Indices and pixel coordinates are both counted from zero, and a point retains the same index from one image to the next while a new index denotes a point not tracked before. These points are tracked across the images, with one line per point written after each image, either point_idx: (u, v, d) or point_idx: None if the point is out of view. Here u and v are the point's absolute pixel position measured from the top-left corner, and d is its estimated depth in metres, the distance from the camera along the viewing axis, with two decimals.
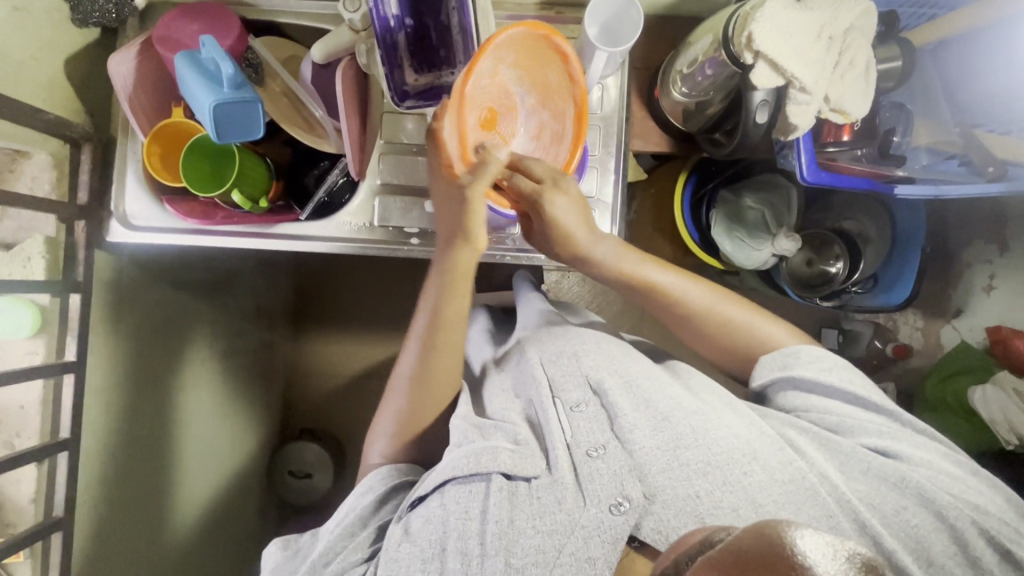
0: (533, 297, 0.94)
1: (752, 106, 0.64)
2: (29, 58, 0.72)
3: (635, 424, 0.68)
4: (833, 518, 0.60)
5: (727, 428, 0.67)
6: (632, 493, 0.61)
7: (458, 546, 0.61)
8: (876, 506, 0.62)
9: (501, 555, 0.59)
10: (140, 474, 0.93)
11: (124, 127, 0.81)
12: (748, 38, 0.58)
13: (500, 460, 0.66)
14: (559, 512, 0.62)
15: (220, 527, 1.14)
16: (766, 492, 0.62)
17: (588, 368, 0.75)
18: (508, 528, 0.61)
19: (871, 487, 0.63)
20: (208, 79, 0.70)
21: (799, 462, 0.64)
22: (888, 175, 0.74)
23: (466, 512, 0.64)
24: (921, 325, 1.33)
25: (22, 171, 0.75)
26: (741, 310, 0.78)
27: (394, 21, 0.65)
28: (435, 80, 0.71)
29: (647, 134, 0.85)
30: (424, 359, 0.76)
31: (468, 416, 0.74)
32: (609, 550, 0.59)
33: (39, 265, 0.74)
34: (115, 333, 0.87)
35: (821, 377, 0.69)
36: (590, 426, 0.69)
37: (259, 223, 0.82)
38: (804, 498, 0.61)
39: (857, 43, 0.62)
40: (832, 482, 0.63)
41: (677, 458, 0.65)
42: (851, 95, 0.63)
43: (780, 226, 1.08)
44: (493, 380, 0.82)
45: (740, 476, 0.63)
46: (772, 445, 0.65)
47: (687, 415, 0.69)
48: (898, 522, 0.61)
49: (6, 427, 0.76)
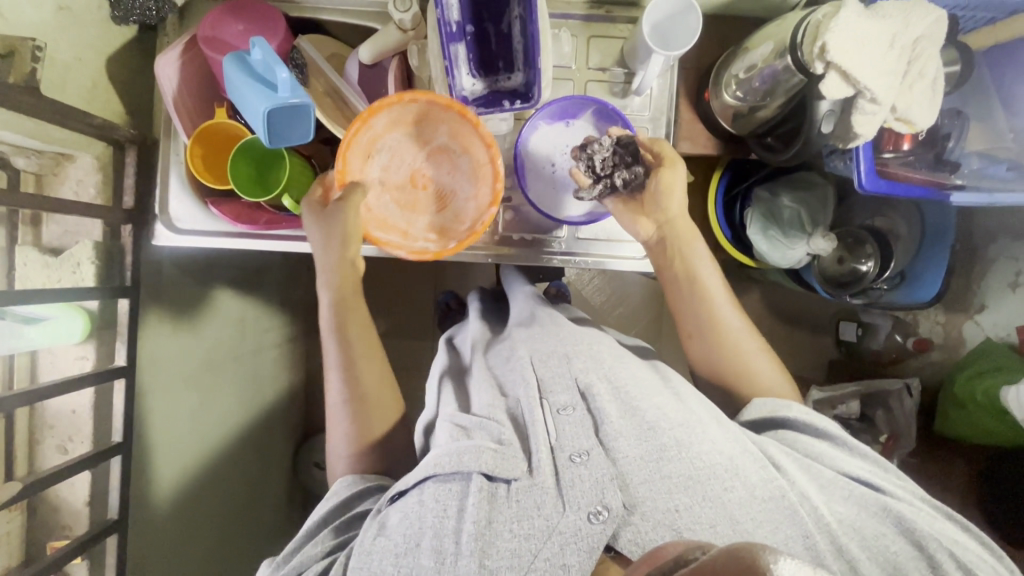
0: (522, 287, 0.93)
1: (818, 117, 0.63)
2: (74, 59, 0.70)
3: (620, 431, 0.63)
4: (810, 538, 0.56)
5: (712, 441, 0.62)
6: (612, 502, 0.56)
7: (433, 545, 0.55)
8: (858, 531, 0.59)
9: (476, 556, 0.53)
10: (148, 454, 0.86)
11: (166, 128, 0.79)
12: (821, 48, 0.58)
13: (482, 460, 0.59)
14: (537, 517, 0.56)
15: (214, 495, 1.00)
16: (744, 509, 0.57)
17: (577, 371, 0.71)
18: (485, 529, 0.55)
19: (853, 511, 0.60)
20: (264, 85, 0.68)
21: (780, 481, 0.60)
22: (944, 183, 0.75)
23: (444, 511, 0.57)
24: (942, 320, 1.32)
25: (68, 175, 0.74)
26: (735, 317, 0.77)
27: (456, 28, 0.64)
28: (493, 85, 0.69)
29: (695, 137, 0.84)
30: (353, 381, 0.76)
31: (452, 416, 0.68)
32: (584, 559, 0.53)
33: (89, 271, 0.74)
34: (155, 334, 0.85)
35: (811, 419, 0.69)
36: (575, 430, 0.64)
37: (305, 228, 0.81)
38: (782, 517, 0.57)
39: (926, 52, 0.61)
40: (812, 503, 0.59)
41: (660, 470, 0.60)
42: (918, 108, 0.63)
43: (815, 226, 1.08)
44: (478, 369, 0.75)
45: (720, 493, 0.58)
46: (755, 462, 0.61)
47: (672, 425, 0.64)
48: (878, 548, 0.58)
49: (59, 431, 0.77)
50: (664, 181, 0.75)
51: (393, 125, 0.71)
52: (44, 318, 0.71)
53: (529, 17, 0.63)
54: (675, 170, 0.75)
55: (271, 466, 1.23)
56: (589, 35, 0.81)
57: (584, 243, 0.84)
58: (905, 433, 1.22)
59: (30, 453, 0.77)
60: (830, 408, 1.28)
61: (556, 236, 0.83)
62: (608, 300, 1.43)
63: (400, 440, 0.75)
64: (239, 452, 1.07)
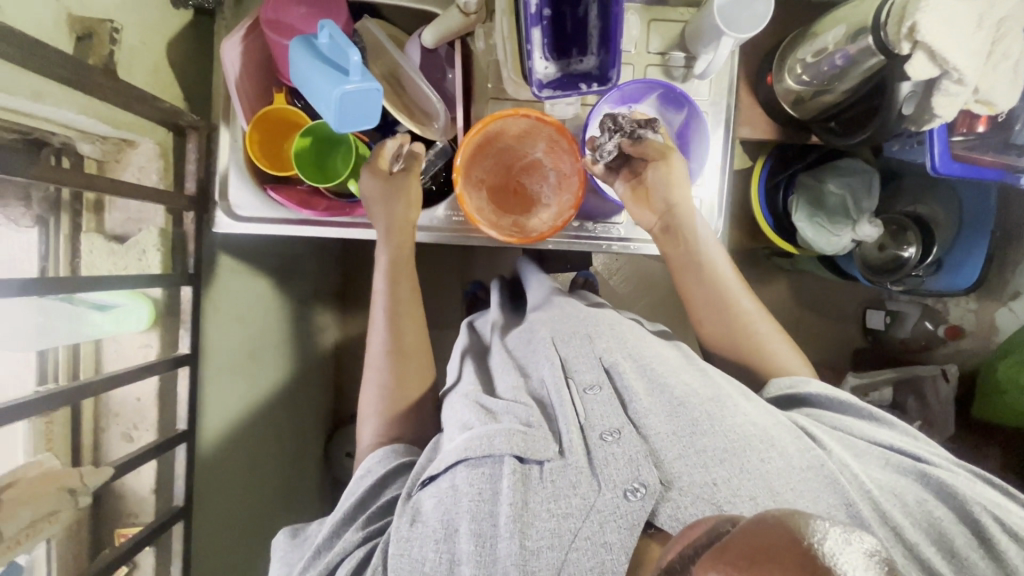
0: (542, 278, 0.92)
1: (900, 97, 0.66)
2: (140, 42, 0.70)
3: (650, 409, 0.62)
4: (852, 506, 0.52)
5: (743, 414, 0.61)
6: (648, 479, 0.54)
7: (472, 528, 0.54)
8: (900, 497, 0.55)
9: (515, 537, 0.52)
10: (204, 443, 0.85)
11: (224, 111, 0.78)
12: (911, 28, 0.58)
13: (513, 442, 0.58)
14: (574, 496, 0.55)
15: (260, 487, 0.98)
16: (784, 480, 0.54)
17: (601, 351, 0.70)
18: (523, 510, 0.54)
19: (890, 478, 0.57)
20: (333, 68, 0.67)
21: (818, 450, 0.57)
22: (1013, 166, 0.73)
23: (479, 494, 0.56)
24: (975, 307, 1.33)
25: (130, 161, 0.74)
26: (751, 303, 0.77)
27: (536, 10, 0.64)
28: (566, 68, 0.68)
29: (754, 121, 0.83)
30: (391, 329, 0.76)
31: (478, 396, 0.67)
32: (626, 535, 0.51)
33: (155, 259, 0.75)
34: (211, 323, 0.85)
35: (834, 393, 0.66)
36: (604, 409, 0.62)
37: (367, 214, 0.81)
38: (822, 486, 0.54)
39: (1011, 32, 0.61)
40: (852, 470, 0.56)
41: (694, 444, 0.58)
42: (1002, 86, 0.62)
43: (860, 212, 1.07)
44: (499, 356, 0.76)
45: (757, 463, 0.56)
46: (789, 434, 0.59)
47: (704, 400, 0.62)
48: (922, 514, 0.54)
49: (124, 419, 0.77)
50: (665, 174, 0.74)
51: (502, 134, 0.78)
52: (113, 306, 0.71)
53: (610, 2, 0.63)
54: (672, 164, 0.74)
55: (309, 456, 1.23)
56: (650, 19, 0.81)
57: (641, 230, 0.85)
58: (940, 421, 1.23)
59: (96, 441, 0.76)
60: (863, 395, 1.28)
61: (614, 223, 0.84)
62: (638, 290, 1.42)
63: None
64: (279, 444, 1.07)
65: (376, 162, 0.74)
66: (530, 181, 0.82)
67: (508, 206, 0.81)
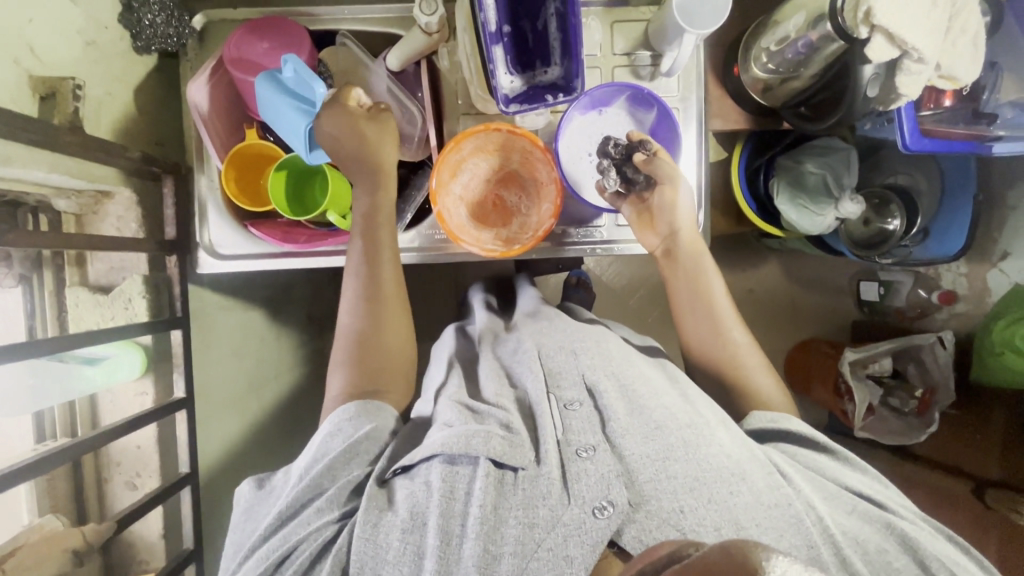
0: (530, 290, 0.96)
1: (864, 80, 0.65)
2: (106, 94, 0.70)
3: (626, 429, 0.61)
4: (815, 548, 0.54)
5: (718, 444, 0.60)
6: (617, 497, 0.54)
7: (441, 524, 0.54)
8: (861, 543, 0.57)
9: (480, 541, 0.52)
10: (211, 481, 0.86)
11: (199, 154, 0.79)
12: (867, 13, 0.59)
13: (489, 445, 0.58)
14: (542, 507, 0.55)
15: None
16: (750, 515, 0.55)
17: (585, 367, 0.69)
18: (491, 514, 0.54)
19: (857, 526, 0.58)
20: (297, 101, 0.68)
21: (786, 488, 0.57)
22: (984, 135, 0.76)
23: (450, 492, 0.56)
24: (965, 271, 1.32)
25: (108, 212, 0.74)
26: (741, 334, 0.77)
27: (495, 30, 0.64)
28: (531, 80, 0.69)
29: (726, 113, 0.84)
30: (363, 343, 0.70)
31: (461, 398, 0.67)
32: (588, 550, 0.52)
33: (140, 307, 0.73)
34: (206, 362, 0.85)
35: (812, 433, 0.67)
36: (583, 425, 0.62)
37: (349, 241, 0.81)
38: (786, 526, 0.55)
39: (967, 6, 0.62)
40: (818, 512, 0.57)
41: (665, 469, 0.58)
42: (963, 62, 0.63)
43: (841, 189, 1.07)
44: (487, 362, 0.76)
45: (725, 496, 0.56)
46: (761, 469, 0.59)
47: (680, 425, 0.62)
48: (881, 562, 0.56)
49: (126, 467, 0.77)
50: (670, 197, 0.76)
51: (476, 151, 0.78)
52: (105, 357, 0.71)
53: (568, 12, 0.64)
54: (678, 188, 0.75)
55: None
56: (613, 21, 0.81)
57: (624, 230, 0.84)
58: (942, 384, 1.23)
59: (101, 492, 0.77)
60: (863, 368, 1.28)
61: (596, 225, 0.84)
62: (631, 284, 1.42)
63: None
64: None
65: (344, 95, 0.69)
66: (507, 194, 0.82)
67: (491, 220, 0.82)
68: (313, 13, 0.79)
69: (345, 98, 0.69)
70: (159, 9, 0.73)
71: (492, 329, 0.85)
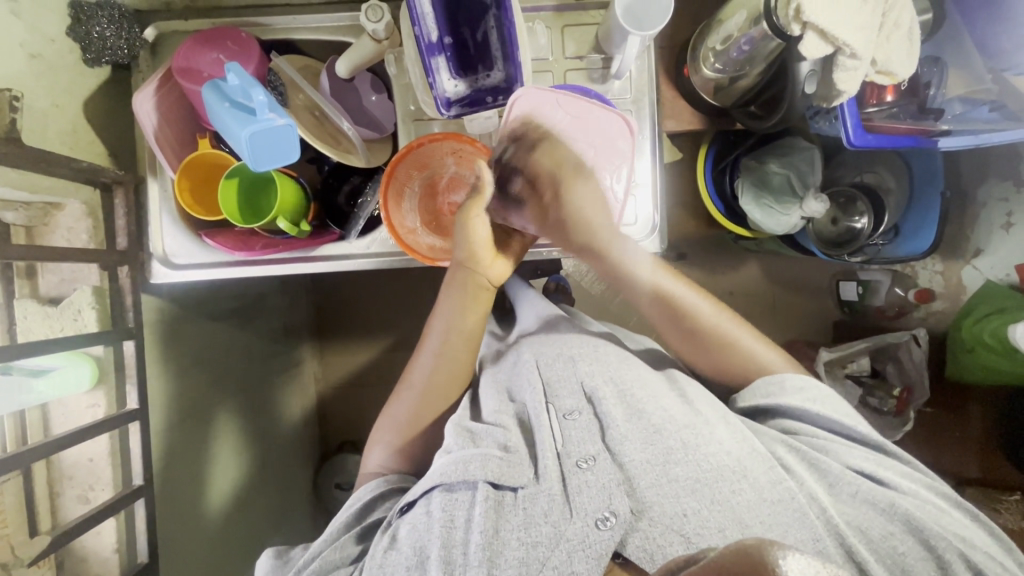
0: (527, 292, 0.90)
1: (801, 77, 0.69)
2: (52, 105, 0.70)
3: (626, 435, 0.60)
4: (820, 541, 0.51)
5: (718, 442, 0.59)
6: (619, 507, 0.53)
7: (441, 556, 0.53)
8: (864, 532, 0.54)
9: (484, 566, 0.51)
10: (166, 495, 0.84)
11: (151, 164, 0.80)
12: (797, 11, 0.63)
13: (486, 468, 0.58)
14: (545, 525, 0.54)
15: (237, 526, 0.99)
16: (753, 512, 0.53)
17: (584, 375, 0.68)
18: (493, 538, 0.53)
19: (859, 511, 0.55)
20: (239, 109, 0.68)
21: (789, 482, 0.56)
22: (930, 130, 0.80)
23: (451, 520, 0.56)
24: (941, 269, 1.28)
25: (58, 222, 0.74)
26: (705, 304, 0.74)
27: (435, 43, 0.69)
28: (474, 84, 0.73)
29: (679, 114, 0.85)
30: (435, 367, 0.74)
31: (462, 420, 0.66)
32: (593, 566, 0.51)
33: (91, 317, 0.73)
34: (161, 372, 0.84)
35: (807, 406, 0.63)
36: (582, 435, 0.61)
37: (301, 248, 0.80)
38: (791, 520, 0.53)
39: (899, 5, 0.66)
40: (821, 503, 0.55)
41: (666, 473, 0.56)
42: (898, 57, 0.68)
43: (806, 189, 1.06)
44: (487, 375, 0.75)
45: (728, 495, 0.54)
46: (763, 462, 0.57)
47: (679, 427, 0.61)
48: (885, 550, 0.53)
49: (78, 481, 0.76)
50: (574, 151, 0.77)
51: (406, 182, 0.78)
52: (52, 369, 0.69)
53: (505, 25, 0.68)
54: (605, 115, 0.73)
55: (294, 490, 1.18)
56: (563, 25, 0.81)
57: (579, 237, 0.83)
58: (919, 383, 1.17)
59: (52, 506, 0.75)
60: (841, 368, 1.21)
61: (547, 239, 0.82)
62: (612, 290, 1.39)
63: (426, 447, 0.73)
64: (255, 486, 1.05)
65: (320, 125, 0.80)
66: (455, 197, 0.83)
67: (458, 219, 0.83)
68: (263, 23, 0.80)
69: (325, 125, 0.80)
70: (108, 22, 0.75)
71: (492, 350, 0.82)
